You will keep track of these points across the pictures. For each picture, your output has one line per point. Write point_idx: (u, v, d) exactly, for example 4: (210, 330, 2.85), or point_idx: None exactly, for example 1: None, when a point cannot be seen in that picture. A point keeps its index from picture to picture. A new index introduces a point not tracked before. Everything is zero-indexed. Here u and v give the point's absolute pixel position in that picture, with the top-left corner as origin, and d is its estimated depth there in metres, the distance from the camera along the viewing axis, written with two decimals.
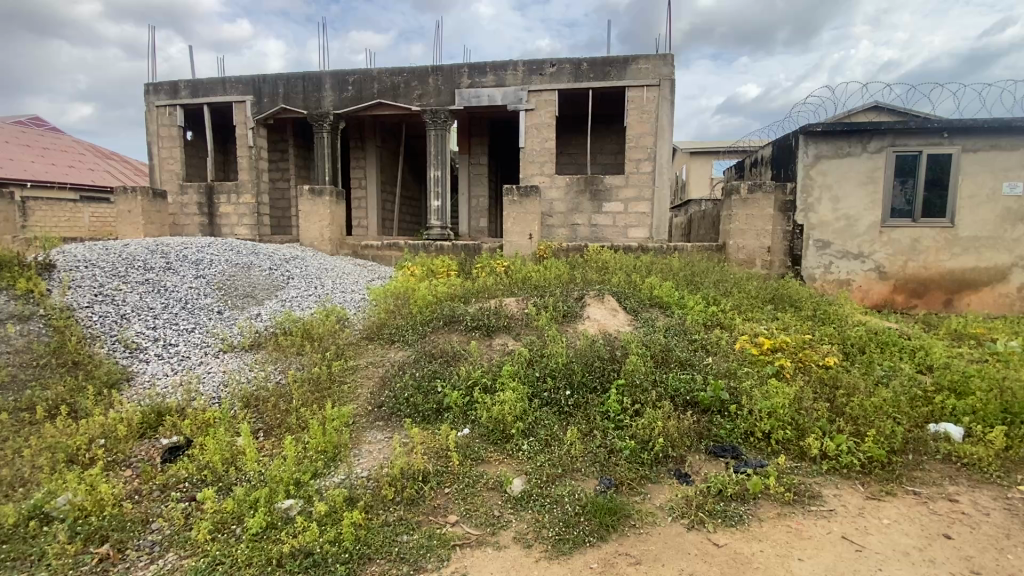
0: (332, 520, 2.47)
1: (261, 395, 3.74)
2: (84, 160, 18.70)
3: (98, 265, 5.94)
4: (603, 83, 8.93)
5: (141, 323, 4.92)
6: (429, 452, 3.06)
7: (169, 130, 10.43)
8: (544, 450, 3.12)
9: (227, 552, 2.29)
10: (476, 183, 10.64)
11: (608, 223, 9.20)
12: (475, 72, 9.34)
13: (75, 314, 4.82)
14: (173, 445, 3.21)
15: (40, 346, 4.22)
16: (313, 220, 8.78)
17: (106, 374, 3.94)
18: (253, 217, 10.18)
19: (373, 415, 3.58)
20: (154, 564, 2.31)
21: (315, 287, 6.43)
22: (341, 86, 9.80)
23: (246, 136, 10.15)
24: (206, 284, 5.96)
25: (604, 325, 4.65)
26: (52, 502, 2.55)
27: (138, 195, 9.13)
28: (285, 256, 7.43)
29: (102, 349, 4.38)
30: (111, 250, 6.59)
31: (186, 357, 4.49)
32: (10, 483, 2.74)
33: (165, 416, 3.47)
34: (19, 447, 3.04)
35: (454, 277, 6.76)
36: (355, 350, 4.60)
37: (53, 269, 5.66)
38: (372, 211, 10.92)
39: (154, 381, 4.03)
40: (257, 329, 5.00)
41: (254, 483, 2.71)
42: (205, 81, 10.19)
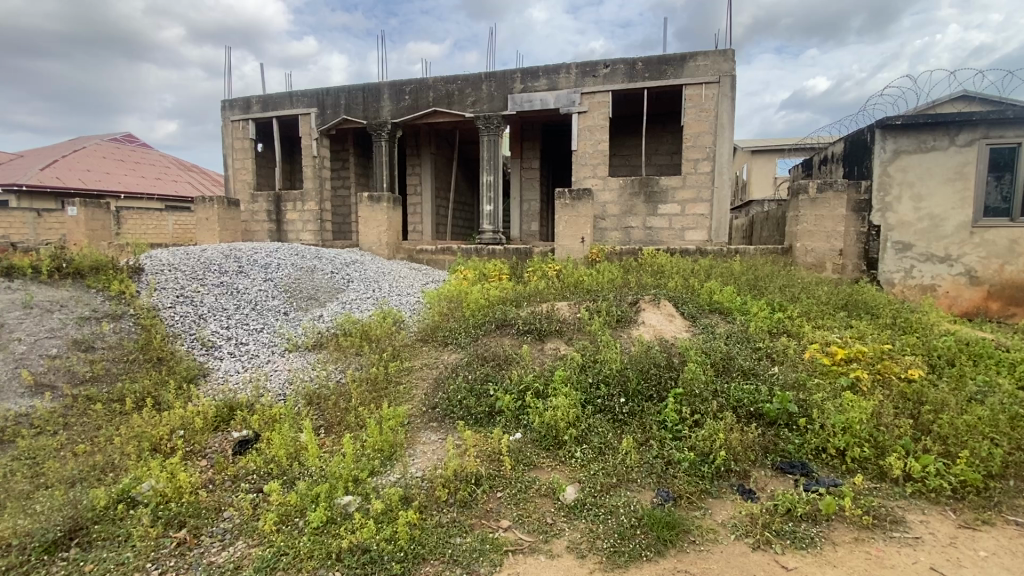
0: (388, 518, 2.51)
1: (323, 394, 3.90)
2: (169, 173, 20.40)
3: (180, 269, 6.43)
4: (658, 82, 8.71)
5: (216, 323, 5.27)
6: (482, 455, 3.07)
7: (242, 143, 11.18)
8: (598, 458, 3.05)
9: (291, 544, 2.38)
10: (528, 187, 10.66)
11: (664, 226, 8.94)
12: (528, 77, 9.37)
13: (160, 313, 5.24)
14: (243, 438, 3.40)
15: (130, 343, 4.60)
16: (372, 225, 9.10)
17: (186, 370, 4.25)
18: (316, 223, 10.71)
19: (428, 416, 3.63)
20: (225, 550, 2.44)
21: (373, 290, 6.66)
22: (398, 95, 10.10)
23: (310, 147, 10.70)
24: (274, 286, 6.33)
25: (660, 330, 4.51)
26: (137, 487, 2.75)
27: (215, 203, 9.83)
28: (346, 260, 7.77)
29: (182, 347, 4.73)
30: (192, 254, 7.12)
31: (256, 355, 4.77)
32: (102, 467, 2.99)
33: (236, 411, 3.69)
34: (112, 435, 3.32)
35: (506, 280, 6.80)
36: (410, 351, 4.71)
37: (142, 272, 6.18)
38: (427, 217, 11.19)
39: (227, 377, 4.31)
40: (320, 330, 5.24)
41: (316, 478, 2.81)
42: (275, 96, 10.85)
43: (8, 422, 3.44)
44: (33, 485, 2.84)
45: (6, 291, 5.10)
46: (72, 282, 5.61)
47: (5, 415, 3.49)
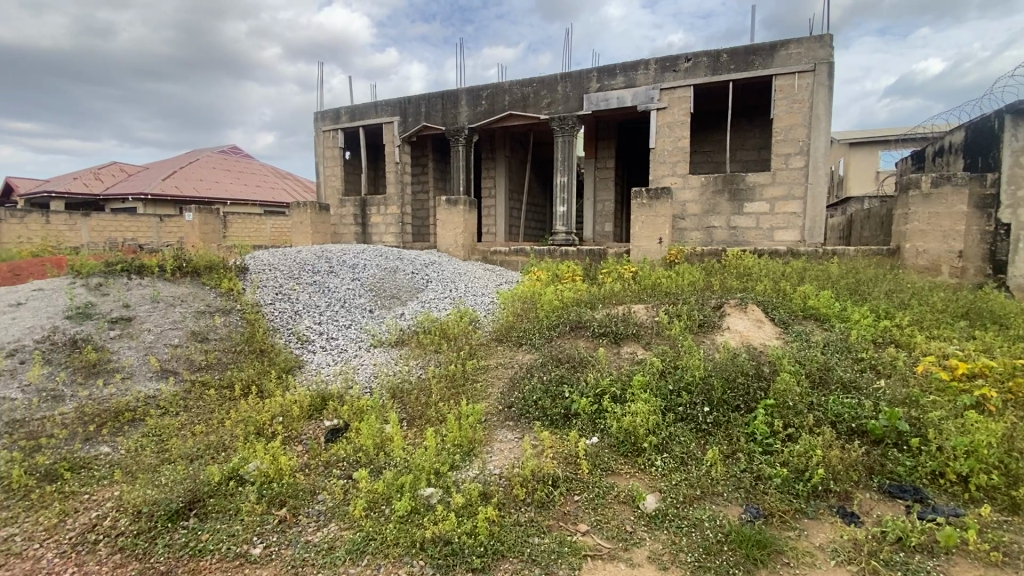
0: (469, 513, 2.57)
1: (405, 389, 4.07)
2: (268, 181, 22.29)
3: (279, 268, 7.01)
4: (745, 74, 8.25)
5: (310, 319, 5.69)
6: (559, 458, 3.06)
7: (332, 151, 11.98)
8: (679, 468, 2.94)
9: (379, 529, 2.52)
10: (603, 187, 10.50)
11: (749, 226, 8.44)
12: (604, 76, 9.23)
13: (262, 309, 5.74)
14: (334, 427, 3.62)
15: (237, 336, 5.08)
16: (449, 227, 9.38)
17: (284, 361, 4.63)
18: (397, 226, 11.23)
19: (504, 415, 3.67)
20: (320, 530, 2.62)
21: (450, 290, 6.86)
22: (475, 100, 10.35)
23: (393, 153, 11.24)
24: (360, 285, 6.71)
25: (747, 337, 4.25)
26: (244, 467, 3.01)
27: (308, 207, 10.61)
28: (424, 261, 8.07)
29: (281, 340, 5.16)
30: (289, 255, 7.73)
31: (344, 349, 5.09)
32: (216, 447, 3.32)
33: (328, 402, 3.95)
34: (223, 418, 3.68)
35: (580, 282, 6.74)
36: (485, 351, 4.80)
37: (246, 271, 6.81)
38: (501, 219, 11.36)
39: (320, 369, 4.63)
40: (401, 327, 5.49)
41: (400, 469, 2.94)
42: (361, 106, 11.51)
43: (140, 402, 3.90)
44: (160, 460, 3.20)
45: (138, 287, 5.81)
46: (190, 279, 6.28)
47: (138, 396, 3.97)
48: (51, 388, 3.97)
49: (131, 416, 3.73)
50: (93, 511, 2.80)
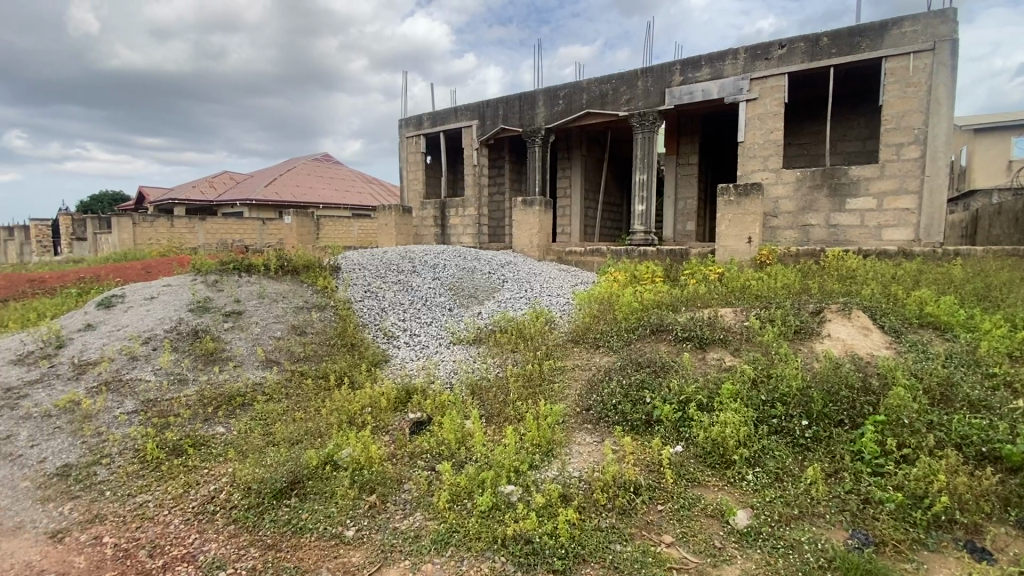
0: (549, 513, 2.57)
1: (485, 386, 4.16)
2: (355, 186, 23.72)
3: (367, 268, 7.44)
4: (849, 58, 7.55)
5: (395, 316, 5.99)
6: (641, 465, 2.98)
7: (415, 156, 12.51)
8: (774, 485, 2.76)
9: (462, 523, 2.58)
10: (685, 185, 10.08)
11: (852, 223, 7.72)
12: (688, 68, 8.85)
13: (353, 305, 6.13)
14: (418, 419, 3.77)
15: (331, 330, 5.46)
16: (525, 228, 9.44)
17: (372, 355, 4.90)
18: (475, 227, 11.49)
19: (582, 417, 3.63)
20: (407, 518, 2.73)
21: (526, 290, 6.91)
22: (553, 100, 10.34)
23: (472, 156, 11.53)
24: (441, 284, 6.95)
25: (851, 345, 3.89)
26: (338, 453, 3.21)
27: (392, 210, 11.16)
28: (501, 261, 8.19)
29: (369, 335, 5.47)
30: (376, 255, 8.18)
31: (426, 345, 5.30)
32: (314, 433, 3.57)
33: (412, 396, 4.12)
34: (319, 407, 3.97)
35: (661, 283, 6.52)
36: (562, 351, 4.78)
37: (339, 270, 7.30)
38: (577, 219, 11.27)
39: (405, 363, 4.86)
40: (479, 325, 5.62)
41: (481, 465, 3.00)
42: (442, 111, 11.91)
43: (249, 388, 4.30)
44: (266, 442, 3.51)
45: (246, 283, 6.40)
46: (290, 277, 6.83)
47: (246, 382, 4.37)
48: (177, 372, 4.49)
49: (241, 401, 4.11)
50: (211, 485, 3.11)
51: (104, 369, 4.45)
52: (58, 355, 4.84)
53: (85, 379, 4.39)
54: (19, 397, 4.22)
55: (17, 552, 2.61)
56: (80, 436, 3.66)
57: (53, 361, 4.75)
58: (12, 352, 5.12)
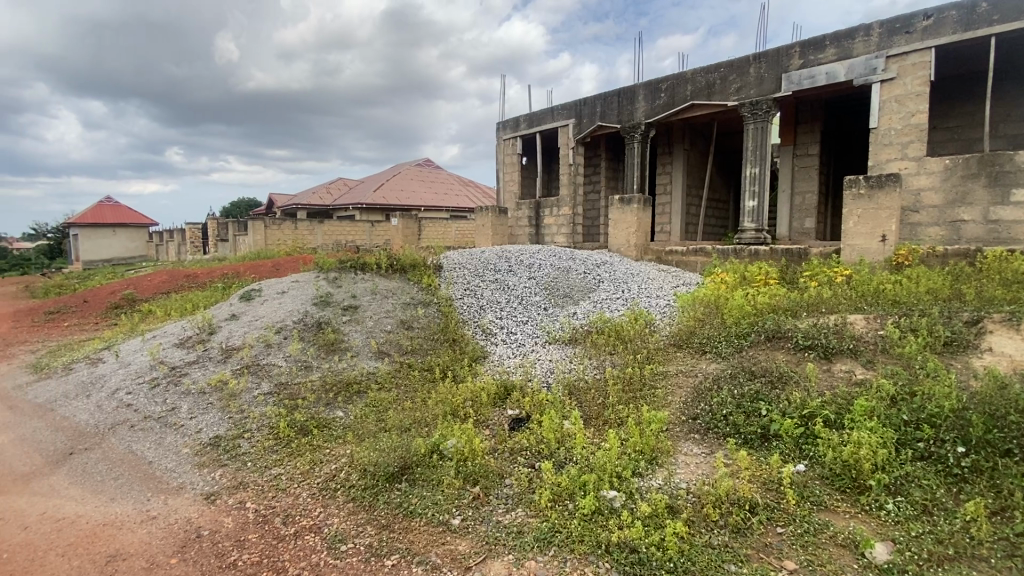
0: (656, 523, 2.47)
1: (583, 387, 4.10)
2: (454, 189, 24.72)
3: (467, 267, 7.70)
4: (1017, 24, 6.42)
5: (493, 314, 6.13)
6: (757, 483, 2.75)
7: (511, 158, 12.73)
8: (920, 518, 2.41)
9: (564, 523, 2.57)
10: (802, 178, 9.20)
11: (1018, 218, 6.55)
12: (809, 50, 8.07)
13: (454, 303, 6.39)
14: (517, 417, 3.81)
15: (434, 326, 5.73)
16: (622, 227, 9.20)
17: (472, 352, 5.06)
18: (570, 226, 11.41)
19: (688, 426, 3.44)
20: (509, 513, 2.76)
21: (624, 291, 6.73)
22: (654, 94, 9.96)
23: (568, 155, 11.48)
24: (537, 284, 7.00)
25: (1020, 363, 3.30)
26: (443, 444, 3.34)
27: (489, 211, 11.45)
28: (598, 261, 8.05)
29: (469, 331, 5.67)
30: (475, 255, 8.44)
31: (523, 344, 5.36)
32: (421, 422, 3.76)
33: (510, 393, 4.18)
34: (425, 398, 4.18)
35: (775, 286, 6.01)
36: (664, 356, 4.57)
37: (441, 269, 7.64)
38: (677, 217, 10.77)
39: (503, 360, 4.96)
40: (575, 326, 5.57)
41: (583, 466, 2.96)
42: (539, 112, 11.98)
43: (364, 377, 4.64)
44: (378, 428, 3.76)
45: (360, 280, 6.94)
46: (398, 275, 7.27)
47: (361, 372, 4.73)
48: (304, 359, 4.98)
49: (356, 388, 4.46)
50: (332, 465, 3.40)
51: (245, 354, 5.06)
52: (210, 341, 5.59)
53: (231, 362, 5.02)
54: (181, 375, 4.93)
55: (181, 508, 3.04)
56: (227, 412, 4.19)
57: (207, 345, 5.50)
58: (175, 336, 6.00)
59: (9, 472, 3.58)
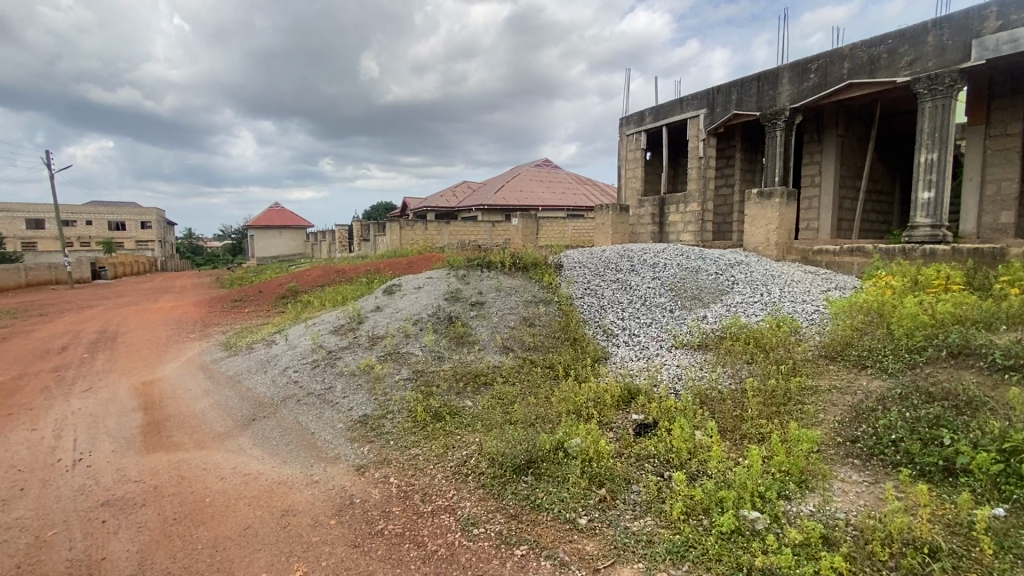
0: (807, 555, 2.22)
1: (715, 397, 3.83)
2: (572, 188, 24.67)
3: (587, 266, 7.64)
4: None
5: (615, 314, 6.01)
6: (939, 525, 2.34)
7: (635, 153, 12.35)
8: None
9: (698, 539, 2.42)
10: (998, 163, 7.62)
11: None
12: (1013, 8, 6.66)
13: (575, 302, 6.38)
14: (643, 422, 3.67)
15: (556, 324, 5.78)
16: (760, 223, 8.44)
17: (593, 352, 5.01)
18: (698, 224, 10.74)
19: (845, 450, 3.03)
20: (638, 520, 2.68)
21: (761, 294, 6.16)
22: (801, 76, 8.98)
23: (698, 147, 10.81)
24: (662, 284, 6.69)
25: None
26: (568, 443, 3.34)
27: (610, 209, 11.22)
28: (731, 261, 7.47)
29: (590, 331, 5.62)
30: (596, 253, 8.34)
31: (647, 347, 5.16)
32: (545, 418, 3.80)
33: (635, 397, 4.05)
34: (550, 395, 4.23)
35: (958, 293, 5.06)
36: (812, 368, 4.10)
37: (562, 268, 7.67)
38: (827, 212, 9.56)
39: (626, 362, 4.84)
40: (706, 330, 5.24)
41: (719, 481, 2.77)
42: (666, 104, 11.45)
43: (490, 370, 4.84)
44: (505, 420, 3.89)
45: (486, 277, 7.24)
46: (521, 273, 7.46)
47: (488, 365, 4.94)
48: (437, 350, 5.34)
49: (484, 379, 4.66)
50: (463, 451, 3.60)
51: (388, 343, 5.57)
52: (358, 329, 6.26)
53: (376, 349, 5.57)
54: (336, 358, 5.59)
55: (336, 476, 3.45)
56: (374, 394, 4.66)
57: (356, 333, 6.16)
58: (331, 324, 6.82)
59: (211, 431, 4.36)
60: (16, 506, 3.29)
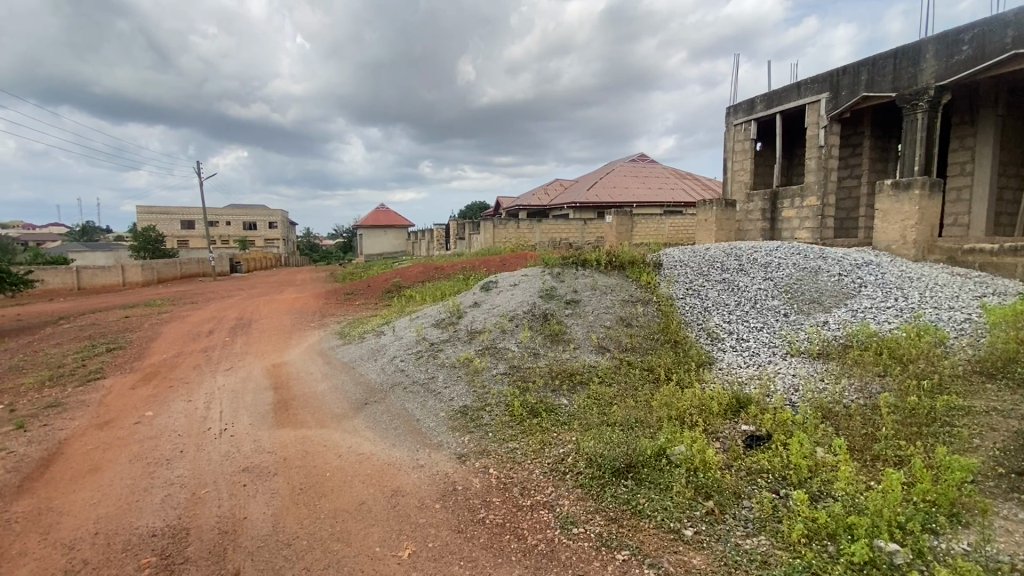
0: None
1: (840, 413, 3.45)
2: (670, 182, 23.64)
3: (689, 265, 7.27)
4: None
5: (720, 316, 5.67)
6: None
7: (743, 145, 11.51)
8: None
9: (823, 566, 2.20)
10: None
11: None
12: None
13: (675, 303, 6.12)
14: (755, 434, 3.41)
15: (655, 325, 5.58)
16: (894, 219, 7.47)
17: (696, 356, 4.76)
18: (816, 220, 9.74)
19: (1010, 484, 2.58)
20: (750, 539, 2.50)
21: (896, 299, 5.44)
22: (951, 49, 7.81)
23: (817, 136, 9.80)
24: (774, 286, 6.18)
25: None
26: (671, 450, 3.21)
27: (714, 205, 10.56)
28: (858, 261, 6.69)
29: (692, 334, 5.35)
30: (699, 252, 7.90)
31: (757, 353, 4.80)
32: (645, 422, 3.68)
33: (745, 406, 3.78)
34: (650, 399, 4.08)
35: None
36: (963, 387, 3.55)
37: (661, 267, 7.38)
38: (982, 205, 8.21)
39: (733, 369, 4.53)
40: (827, 337, 4.75)
41: (847, 505, 2.50)
42: (781, 90, 10.53)
43: (586, 369, 4.79)
44: (602, 421, 3.83)
45: (581, 275, 7.17)
46: (617, 271, 7.28)
47: (584, 364, 4.89)
48: (533, 346, 5.39)
49: (579, 379, 4.62)
50: (560, 448, 3.60)
51: (485, 338, 5.73)
52: (457, 323, 6.52)
53: (474, 343, 5.76)
54: (437, 350, 5.87)
55: (439, 463, 3.61)
56: (472, 386, 4.82)
57: (456, 327, 6.42)
58: (432, 318, 7.16)
59: (330, 412, 4.79)
60: (177, 466, 3.86)
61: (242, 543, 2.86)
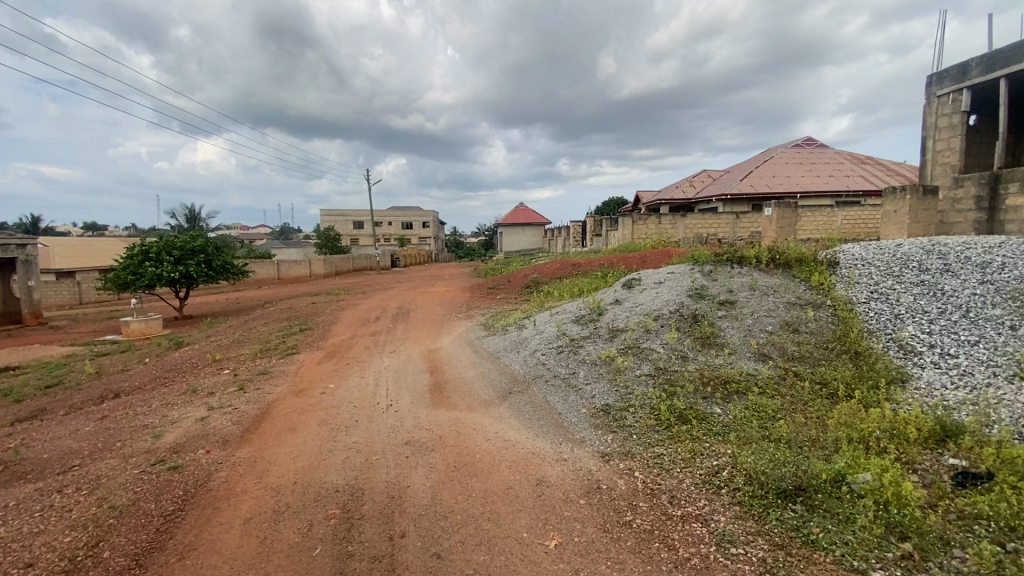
0: None
1: None
2: (842, 168, 20.60)
3: (874, 264, 6.22)
4: None
5: (916, 326, 4.77)
6: None
7: (948, 120, 9.50)
8: None
9: None
10: None
11: None
12: None
13: (856, 308, 5.31)
14: (969, 470, 2.80)
15: (829, 333, 4.90)
16: None
17: (885, 371, 4.06)
18: None
19: None
20: None
21: None
22: None
23: None
24: (996, 291, 4.99)
25: None
26: (853, 477, 2.78)
27: (908, 193, 8.83)
28: None
29: (878, 345, 4.58)
30: (886, 249, 6.72)
31: (969, 373, 3.93)
32: (818, 442, 3.24)
33: (954, 437, 3.13)
34: (824, 417, 3.59)
35: None
36: None
37: (837, 265, 6.44)
38: None
39: (935, 390, 3.77)
40: None
41: None
42: (1007, 49, 8.46)
43: (744, 377, 4.39)
44: (764, 436, 3.47)
45: (738, 274, 6.60)
46: (782, 271, 6.53)
47: (740, 371, 4.49)
48: (680, 348, 5.11)
49: (735, 387, 4.25)
50: (713, 460, 3.35)
51: (629, 336, 5.60)
52: (599, 320, 6.48)
53: (617, 341, 5.66)
54: (579, 346, 5.90)
55: (583, 459, 3.61)
56: (615, 385, 4.75)
57: (598, 323, 6.38)
58: (573, 313, 7.22)
59: (479, 397, 5.10)
60: (355, 433, 4.45)
61: (406, 509, 3.18)
